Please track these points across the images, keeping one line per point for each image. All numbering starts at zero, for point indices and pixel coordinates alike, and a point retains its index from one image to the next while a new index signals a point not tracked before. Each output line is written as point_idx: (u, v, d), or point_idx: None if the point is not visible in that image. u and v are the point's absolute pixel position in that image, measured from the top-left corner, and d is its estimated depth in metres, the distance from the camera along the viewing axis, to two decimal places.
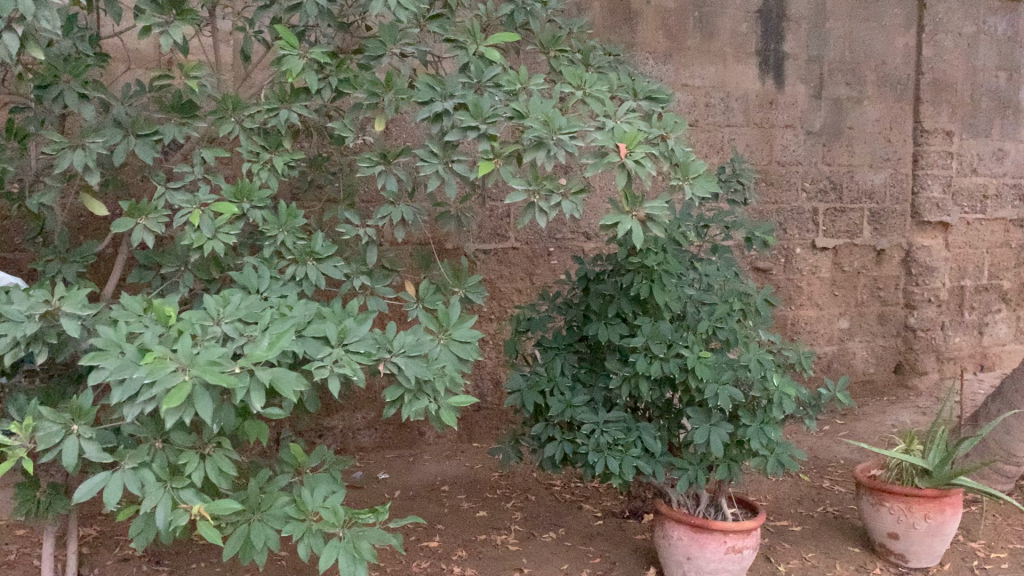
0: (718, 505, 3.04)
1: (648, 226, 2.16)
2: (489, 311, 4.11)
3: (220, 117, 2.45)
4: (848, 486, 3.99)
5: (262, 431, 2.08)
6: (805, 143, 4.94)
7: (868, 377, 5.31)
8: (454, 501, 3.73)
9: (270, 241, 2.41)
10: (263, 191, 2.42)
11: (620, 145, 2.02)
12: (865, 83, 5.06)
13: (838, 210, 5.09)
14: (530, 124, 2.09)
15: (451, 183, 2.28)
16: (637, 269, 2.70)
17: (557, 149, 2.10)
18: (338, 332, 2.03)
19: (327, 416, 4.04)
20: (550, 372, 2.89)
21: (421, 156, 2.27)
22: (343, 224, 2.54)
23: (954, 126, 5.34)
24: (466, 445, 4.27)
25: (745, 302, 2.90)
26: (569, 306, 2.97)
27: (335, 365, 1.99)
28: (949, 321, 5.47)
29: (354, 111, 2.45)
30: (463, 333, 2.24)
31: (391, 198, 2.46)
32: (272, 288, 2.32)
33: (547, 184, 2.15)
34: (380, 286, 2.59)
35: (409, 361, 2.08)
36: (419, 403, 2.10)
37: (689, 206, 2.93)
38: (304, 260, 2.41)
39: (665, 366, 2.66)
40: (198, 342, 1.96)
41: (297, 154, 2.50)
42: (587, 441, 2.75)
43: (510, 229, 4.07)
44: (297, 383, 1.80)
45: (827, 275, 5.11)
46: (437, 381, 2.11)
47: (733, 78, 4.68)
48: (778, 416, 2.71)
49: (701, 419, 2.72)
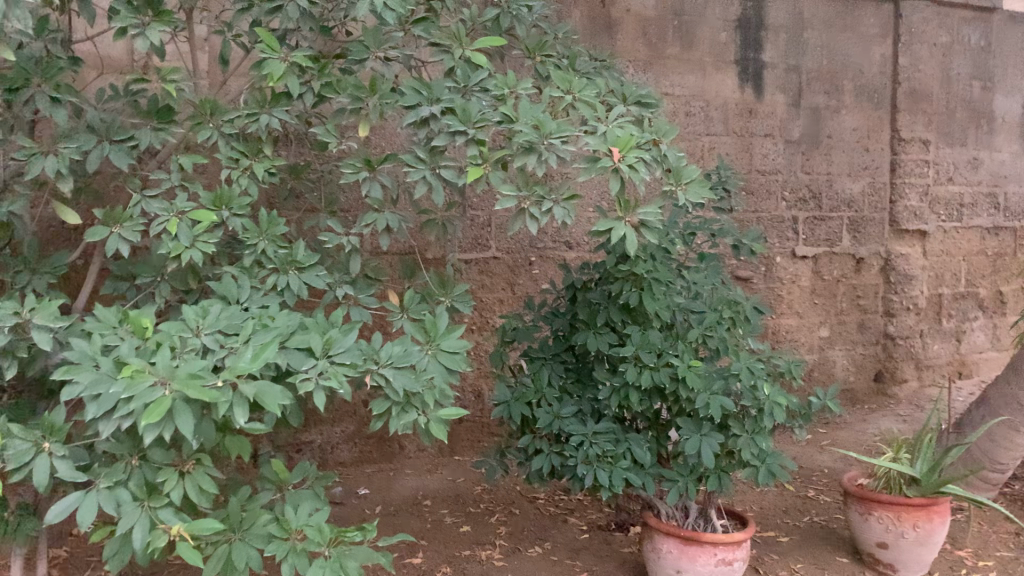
0: (707, 517, 3.00)
1: (641, 232, 2.11)
2: (472, 321, 4.03)
3: (198, 122, 2.38)
4: (833, 495, 3.96)
5: (244, 447, 2.00)
6: (785, 151, 4.94)
7: (848, 385, 5.31)
8: (437, 516, 3.66)
9: (250, 250, 2.34)
10: (243, 199, 2.34)
11: (614, 149, 1.97)
12: (843, 92, 5.08)
13: (818, 218, 5.09)
14: (521, 129, 2.04)
15: (439, 190, 2.20)
16: (626, 277, 2.65)
17: (548, 154, 2.05)
18: (323, 344, 1.96)
19: (306, 430, 3.95)
20: (537, 383, 2.83)
21: (408, 162, 2.20)
22: (326, 233, 2.47)
23: (930, 135, 5.37)
24: (448, 459, 4.20)
25: (734, 310, 2.87)
26: (556, 315, 2.92)
27: (320, 377, 1.92)
28: (928, 328, 5.49)
29: (337, 116, 2.35)
30: (452, 343, 2.17)
31: (375, 205, 2.39)
32: (252, 298, 2.24)
33: (538, 190, 2.09)
34: (364, 296, 2.52)
35: (397, 373, 2.01)
36: (407, 416, 2.03)
37: (677, 213, 2.89)
38: (286, 269, 2.33)
39: (655, 376, 2.61)
40: (178, 355, 1.88)
41: (278, 160, 2.43)
42: (575, 453, 2.70)
43: (491, 238, 4.02)
44: (283, 397, 1.72)
45: (808, 284, 5.10)
46: (426, 393, 2.04)
47: (712, 87, 4.67)
48: (769, 426, 2.67)
49: (691, 429, 2.68)
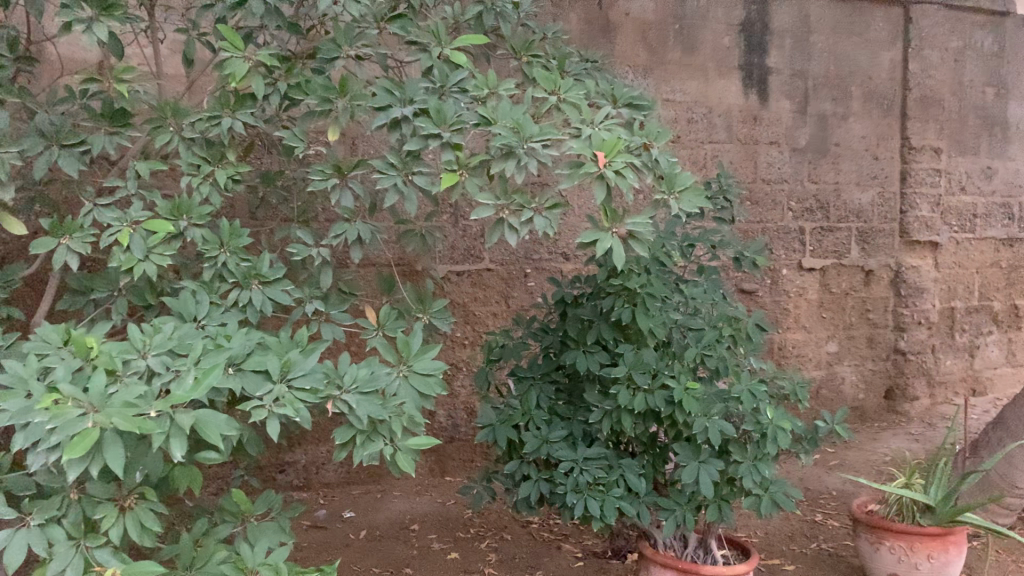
0: (708, 547, 2.81)
1: (630, 244, 1.94)
2: (462, 336, 3.86)
3: (157, 125, 2.22)
4: (843, 520, 3.76)
5: (196, 478, 1.83)
6: (791, 160, 4.76)
7: (858, 403, 5.11)
8: (424, 542, 3.47)
9: (211, 262, 2.17)
10: (203, 207, 2.18)
11: (599, 154, 1.80)
12: (851, 98, 4.90)
13: (826, 229, 4.90)
14: (498, 131, 1.86)
15: (412, 199, 2.03)
16: (618, 292, 2.47)
17: (528, 158, 1.88)
18: (281, 366, 1.79)
19: (290, 449, 3.78)
20: (525, 405, 2.65)
21: (379, 168, 2.03)
22: (295, 244, 2.30)
23: (942, 143, 5.19)
24: (439, 479, 4.00)
25: (735, 327, 2.69)
26: (546, 332, 2.74)
27: (276, 404, 1.75)
28: (940, 343, 5.29)
29: (305, 118, 2.18)
30: (425, 365, 2.00)
31: (346, 214, 2.22)
32: (211, 315, 2.07)
33: (518, 198, 1.92)
34: (336, 312, 2.35)
35: (363, 399, 1.83)
36: (373, 445, 1.84)
37: (674, 223, 2.71)
38: (248, 284, 2.16)
39: (650, 399, 2.43)
40: (119, 379, 1.71)
41: (244, 166, 2.27)
42: (565, 481, 2.52)
43: (484, 250, 3.85)
44: (226, 427, 1.55)
45: (815, 297, 4.91)
46: (395, 421, 1.86)
47: (715, 94, 4.50)
48: (772, 452, 2.48)
49: (689, 455, 2.49)
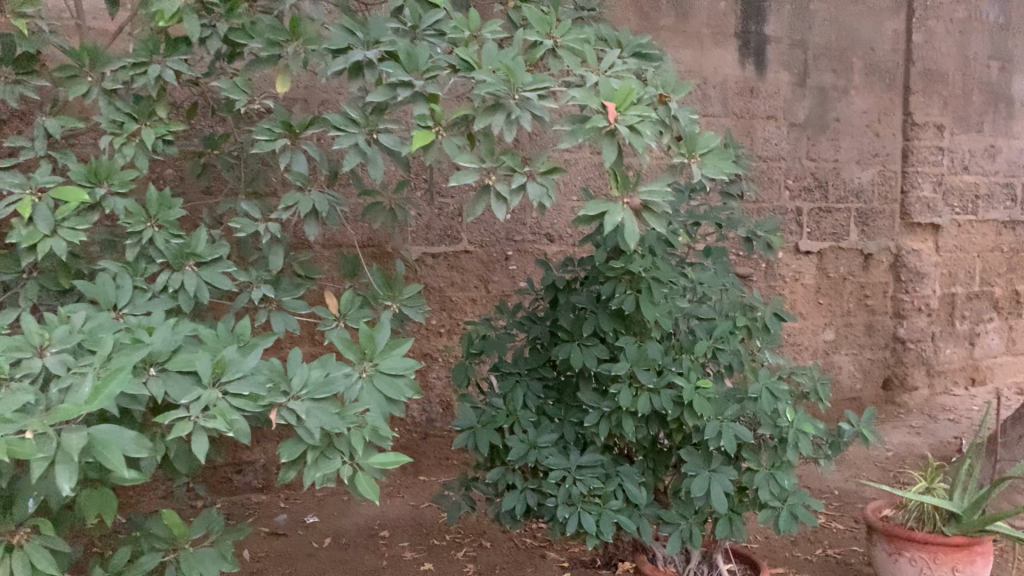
0: (712, 563, 2.49)
1: (644, 217, 1.62)
2: (438, 323, 3.52)
3: (71, 74, 1.85)
4: (848, 523, 3.43)
5: (107, 505, 1.45)
6: (788, 136, 4.42)
7: (855, 393, 4.79)
8: (394, 551, 3.13)
9: (135, 238, 1.80)
10: (127, 172, 1.81)
11: (609, 106, 1.45)
12: (852, 71, 4.57)
13: (824, 210, 4.56)
14: (483, 77, 1.51)
15: (378, 163, 1.66)
16: (619, 276, 2.14)
17: (519, 112, 1.52)
18: (213, 367, 1.45)
19: (247, 448, 3.43)
20: (510, 405, 2.31)
21: (337, 124, 1.66)
22: (239, 218, 1.95)
23: (945, 120, 4.86)
24: (412, 479, 3.64)
25: (750, 317, 2.38)
26: (534, 322, 2.39)
27: (204, 415, 1.40)
28: (940, 331, 4.98)
29: (249, 66, 1.82)
30: (395, 364, 1.65)
31: (300, 182, 1.86)
32: (134, 303, 1.72)
33: (507, 160, 1.57)
34: (289, 298, 2.00)
35: (316, 408, 1.48)
36: (329, 463, 1.49)
37: (681, 198, 2.38)
38: (181, 265, 1.80)
39: (656, 400, 2.10)
40: (4, 384, 1.34)
41: (179, 125, 1.90)
42: (555, 492, 2.20)
43: (462, 230, 3.49)
44: (133, 447, 1.21)
45: (812, 282, 4.58)
46: (354, 434, 1.50)
47: (710, 64, 4.15)
48: (792, 459, 2.17)
49: (698, 464, 2.17)
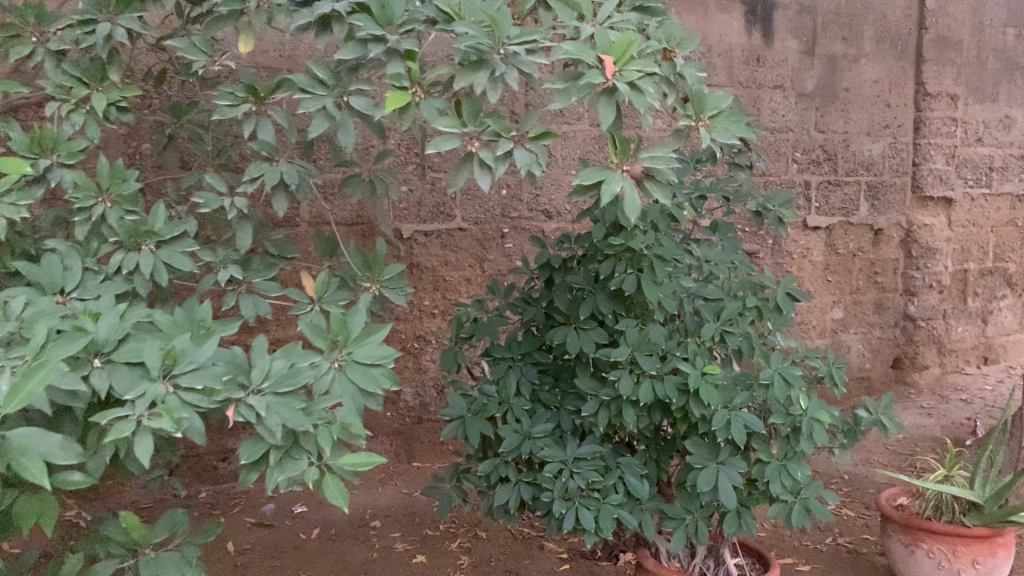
0: (720, 558, 2.32)
1: (646, 187, 1.45)
2: (431, 304, 3.36)
3: (13, 35, 1.68)
4: (859, 510, 3.24)
5: (48, 511, 1.29)
6: (796, 107, 4.15)
7: (864, 373, 4.57)
8: (385, 543, 2.99)
9: (85, 214, 1.64)
10: (76, 142, 1.65)
11: (606, 60, 1.28)
12: (863, 39, 4.27)
13: (833, 183, 4.31)
14: (464, 29, 1.33)
15: (349, 128, 1.51)
16: (619, 254, 1.97)
17: (505, 68, 1.35)
18: (163, 358, 1.28)
19: (233, 435, 3.28)
20: (503, 392, 2.15)
21: (302, 85, 1.49)
22: (201, 193, 1.78)
23: (959, 89, 4.57)
24: (405, 466, 3.48)
25: (761, 298, 2.21)
26: (528, 303, 2.23)
27: (150, 415, 1.24)
28: (951, 309, 4.73)
29: (209, 24, 1.66)
30: (370, 352, 1.48)
31: (267, 151, 1.69)
32: (84, 287, 1.55)
33: (492, 124, 1.40)
34: (260, 280, 1.84)
35: (278, 404, 1.32)
36: (295, 465, 1.33)
37: (686, 169, 2.21)
38: (137, 244, 1.63)
39: (658, 387, 1.94)
40: None
41: (134, 90, 1.72)
42: (550, 486, 2.04)
43: (455, 206, 3.32)
44: (59, 454, 1.06)
45: (820, 259, 4.34)
46: (322, 433, 1.34)
47: (715, 30, 3.88)
48: (806, 451, 2.02)
49: (704, 455, 2.02)
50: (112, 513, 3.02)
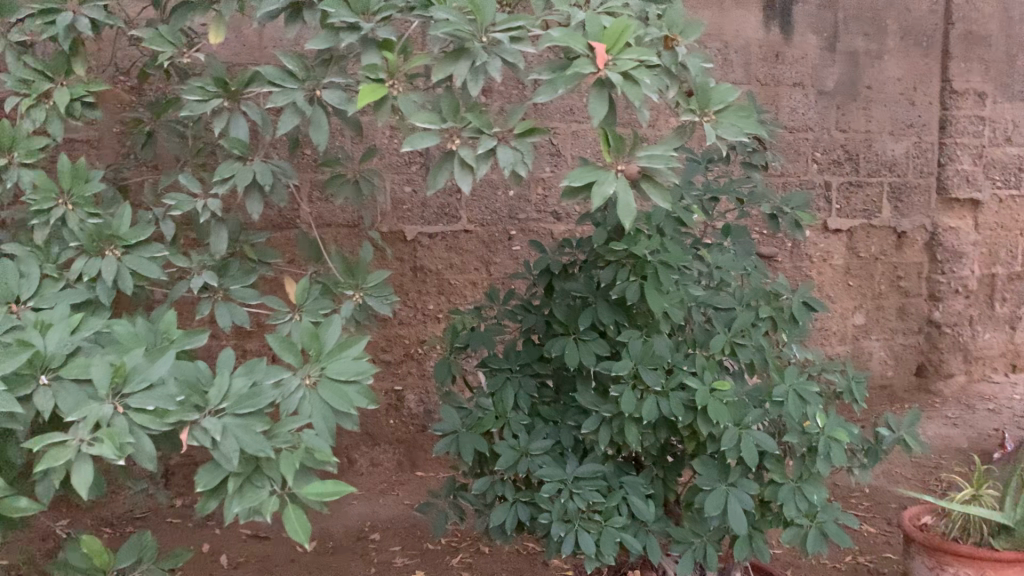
0: None
1: (644, 188, 1.32)
2: (435, 308, 3.24)
3: None
4: (881, 527, 3.08)
5: None
6: (816, 105, 3.99)
7: (886, 381, 4.39)
8: (384, 557, 2.85)
9: (44, 217, 1.53)
10: (36, 139, 1.55)
11: (597, 48, 1.16)
12: (886, 35, 4.09)
13: (854, 184, 4.15)
14: (444, 14, 1.20)
15: (322, 125, 1.42)
16: (622, 260, 1.84)
17: (486, 58, 1.23)
18: (111, 375, 1.17)
19: None
20: (500, 406, 2.03)
21: (272, 78, 1.41)
22: (173, 195, 1.67)
23: (987, 87, 4.37)
24: (408, 475, 3.33)
25: (776, 307, 2.07)
26: (527, 311, 2.10)
27: (92, 441, 1.13)
28: (978, 315, 4.52)
29: (178, 13, 1.58)
30: (343, 368, 1.35)
31: (239, 150, 1.58)
32: (42, 295, 1.44)
33: (473, 119, 1.28)
34: (236, 287, 1.75)
35: (236, 427, 1.20)
36: (255, 494, 1.21)
37: (697, 169, 2.08)
38: (99, 250, 1.52)
39: (663, 403, 1.81)
40: None
41: (100, 84, 1.61)
42: (548, 507, 1.91)
43: (460, 207, 3.19)
44: None
45: (841, 262, 4.18)
46: (284, 459, 1.21)
47: (731, 26, 3.73)
48: (823, 472, 1.87)
49: (713, 476, 1.88)
50: (104, 523, 2.92)
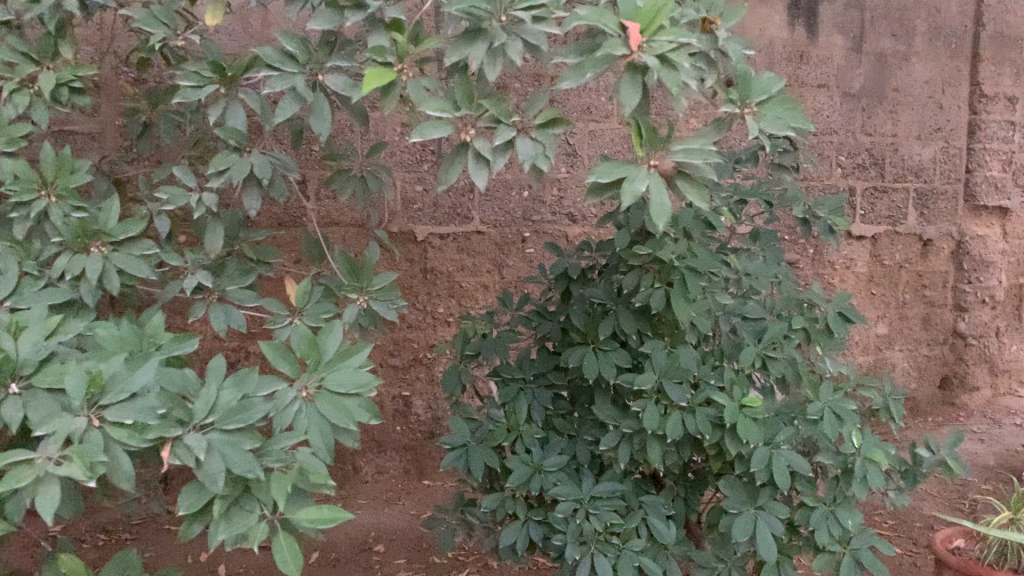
0: None
1: (677, 184, 1.20)
2: (445, 312, 3.12)
3: None
4: (906, 547, 2.94)
5: None
6: (841, 108, 3.86)
7: (909, 393, 4.24)
8: (388, 570, 2.73)
9: (25, 209, 1.42)
10: (19, 126, 1.44)
11: (631, 27, 1.04)
12: (914, 35, 3.93)
13: (879, 190, 4.00)
14: None
15: (324, 114, 1.33)
16: (646, 266, 1.72)
17: (505, 38, 1.12)
18: (87, 385, 1.06)
19: None
20: (512, 418, 1.91)
21: (271, 61, 1.31)
22: (166, 188, 1.56)
23: (1018, 91, 4.21)
24: (415, 484, 3.21)
25: (808, 317, 1.95)
26: (543, 317, 1.98)
27: (60, 460, 1.01)
28: (1005, 326, 4.36)
29: None
30: (344, 379, 1.23)
31: (236, 141, 1.47)
32: (20, 296, 1.31)
33: (490, 107, 1.17)
34: (233, 288, 1.63)
35: (222, 444, 1.08)
36: (242, 519, 1.09)
37: (725, 169, 1.95)
38: (84, 247, 1.40)
39: (689, 420, 1.69)
40: None
41: (88, 69, 1.51)
42: (563, 527, 1.79)
43: (472, 207, 3.07)
44: None
45: (864, 270, 4.03)
46: (275, 481, 1.09)
47: (754, 25, 3.59)
48: (858, 497, 1.74)
49: (740, 498, 1.75)
50: (99, 529, 2.81)
